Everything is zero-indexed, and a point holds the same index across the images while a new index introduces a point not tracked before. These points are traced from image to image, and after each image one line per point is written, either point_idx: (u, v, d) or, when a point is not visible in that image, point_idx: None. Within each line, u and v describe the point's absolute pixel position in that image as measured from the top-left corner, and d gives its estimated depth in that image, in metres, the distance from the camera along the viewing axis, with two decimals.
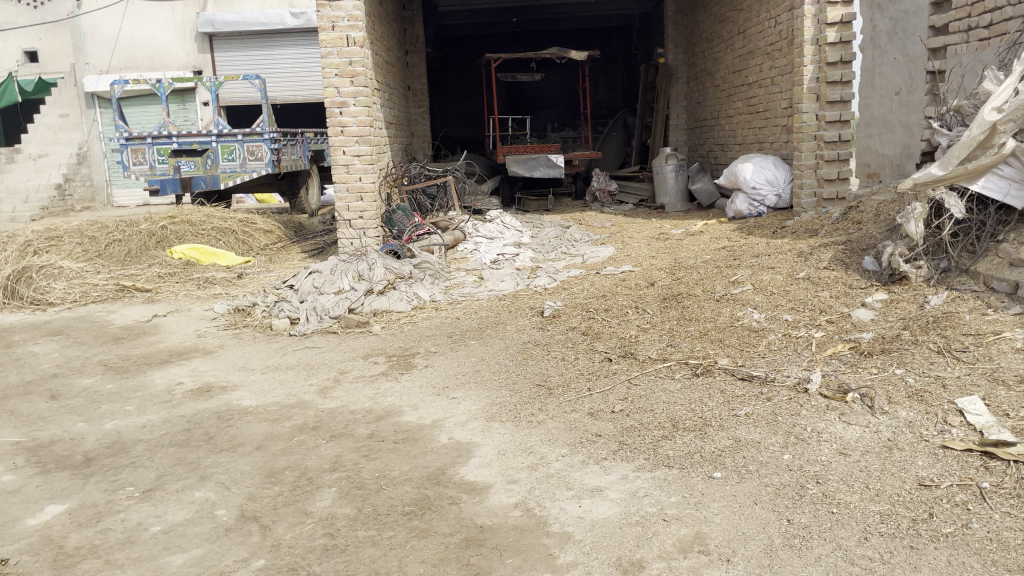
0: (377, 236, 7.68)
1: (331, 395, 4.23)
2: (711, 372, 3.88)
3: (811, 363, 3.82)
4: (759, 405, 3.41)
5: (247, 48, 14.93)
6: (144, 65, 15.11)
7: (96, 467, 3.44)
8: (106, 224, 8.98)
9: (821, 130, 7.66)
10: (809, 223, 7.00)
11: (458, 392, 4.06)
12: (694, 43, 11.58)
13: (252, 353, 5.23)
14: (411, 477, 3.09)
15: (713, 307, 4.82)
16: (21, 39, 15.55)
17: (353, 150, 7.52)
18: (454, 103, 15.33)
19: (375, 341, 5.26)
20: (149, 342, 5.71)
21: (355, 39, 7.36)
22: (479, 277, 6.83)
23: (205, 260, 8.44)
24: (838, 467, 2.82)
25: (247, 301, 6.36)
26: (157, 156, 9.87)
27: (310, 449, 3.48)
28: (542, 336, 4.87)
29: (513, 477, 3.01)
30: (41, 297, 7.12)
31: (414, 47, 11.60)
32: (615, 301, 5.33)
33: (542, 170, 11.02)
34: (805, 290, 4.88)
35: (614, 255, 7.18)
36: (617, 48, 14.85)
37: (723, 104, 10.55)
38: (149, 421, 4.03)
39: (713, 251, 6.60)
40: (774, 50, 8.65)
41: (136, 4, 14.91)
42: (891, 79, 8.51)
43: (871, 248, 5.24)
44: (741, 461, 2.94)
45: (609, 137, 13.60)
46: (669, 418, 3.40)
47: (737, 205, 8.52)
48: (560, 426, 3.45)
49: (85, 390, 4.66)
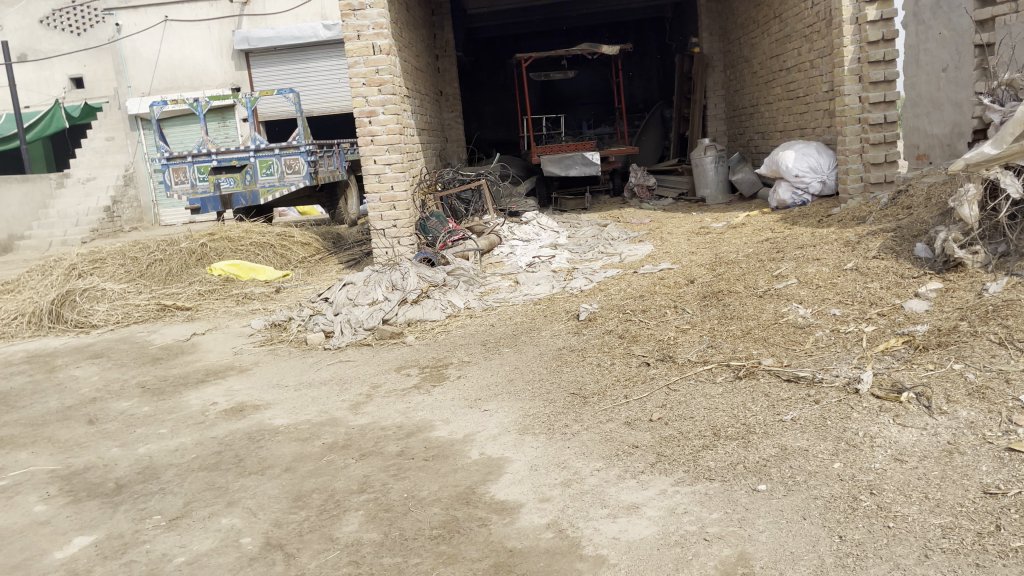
0: (411, 244, 7.60)
1: (363, 410, 4.14)
2: (754, 374, 3.68)
3: (862, 361, 3.60)
4: (806, 408, 3.20)
5: (282, 62, 15.05)
6: (184, 85, 15.35)
7: (126, 494, 3.40)
8: (148, 244, 9.08)
9: (865, 113, 7.33)
10: (856, 210, 6.71)
11: (490, 403, 3.94)
12: (729, 30, 11.28)
13: (287, 369, 5.18)
14: (440, 498, 2.97)
15: (756, 304, 4.61)
16: (66, 66, 15.91)
17: (384, 159, 7.45)
18: (486, 104, 15.23)
19: (409, 353, 5.16)
20: (186, 361, 5.71)
21: (381, 47, 7.29)
22: (514, 281, 6.70)
23: (243, 275, 8.47)
24: (894, 475, 2.61)
25: (283, 316, 6.33)
26: (198, 174, 9.98)
27: (339, 469, 3.38)
28: (578, 341, 4.72)
29: (546, 494, 2.87)
30: (85, 319, 7.21)
31: (445, 52, 11.51)
32: (653, 301, 5.14)
33: (578, 169, 10.85)
34: (854, 281, 4.63)
35: (653, 252, 6.98)
36: (651, 40, 14.61)
37: (761, 91, 10.25)
38: (181, 444, 3.99)
39: (755, 244, 6.36)
40: (813, 33, 8.34)
41: (173, 26, 15.10)
42: (938, 55, 8.14)
43: (924, 234, 4.97)
44: (788, 471, 2.75)
45: (646, 131, 13.35)
46: (710, 426, 3.21)
47: (780, 194, 8.23)
48: (595, 438, 3.30)
49: (121, 414, 4.65)
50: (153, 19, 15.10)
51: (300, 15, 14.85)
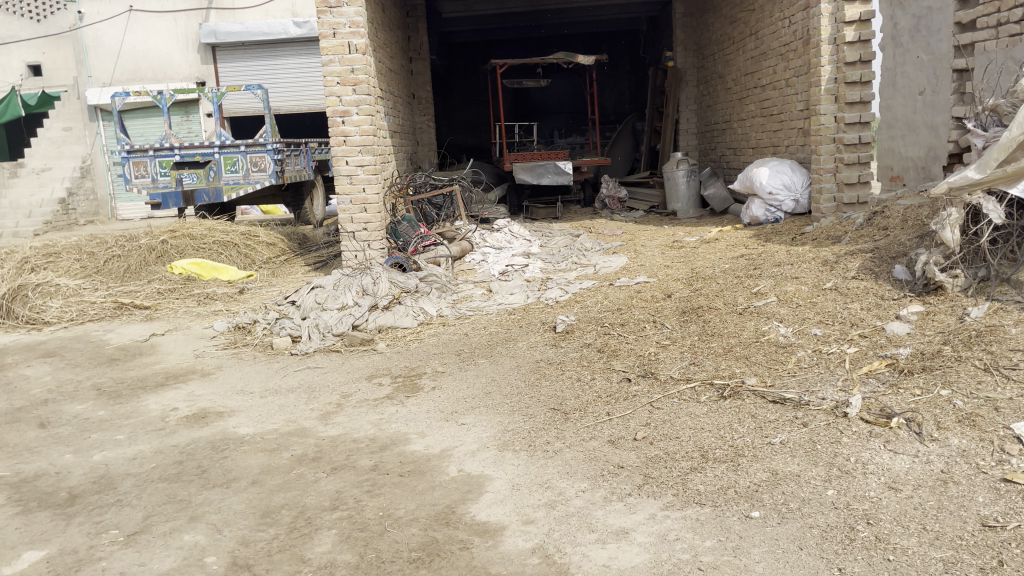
0: (382, 248, 7.43)
1: (333, 421, 3.98)
2: (739, 394, 3.60)
3: (848, 383, 3.55)
4: (795, 431, 3.14)
5: (250, 58, 14.73)
6: (147, 77, 14.94)
7: (80, 506, 3.19)
8: (106, 239, 8.77)
9: (841, 132, 7.36)
10: (830, 229, 6.73)
11: (467, 417, 3.81)
12: (704, 45, 11.33)
13: (252, 374, 4.99)
14: (418, 518, 2.83)
15: (737, 321, 4.55)
16: (25, 52, 15.27)
17: (357, 160, 7.28)
18: (458, 110, 15.11)
19: (380, 361, 5.00)
20: (146, 363, 5.48)
21: (357, 46, 7.12)
22: (488, 289, 6.59)
23: (206, 274, 8.22)
24: (890, 504, 2.55)
25: (247, 318, 6.12)
26: (159, 168, 9.69)
27: (310, 484, 3.22)
28: (556, 354, 4.62)
29: (530, 516, 2.76)
30: (37, 316, 6.90)
31: (419, 55, 11.37)
32: (631, 315, 5.07)
33: (550, 178, 10.80)
34: (834, 301, 4.61)
35: (628, 264, 6.92)
36: (624, 51, 14.64)
37: (735, 107, 10.29)
38: (140, 452, 3.78)
39: (731, 259, 6.34)
40: (789, 51, 8.39)
41: (138, 16, 14.76)
42: (914, 78, 8.23)
43: (903, 255, 4.97)
44: (781, 497, 2.68)
45: (618, 142, 13.35)
46: (697, 447, 3.13)
47: (753, 210, 8.25)
48: (578, 457, 3.19)
49: (76, 417, 4.42)
50: (118, 9, 14.77)
51: (270, 10, 14.56)
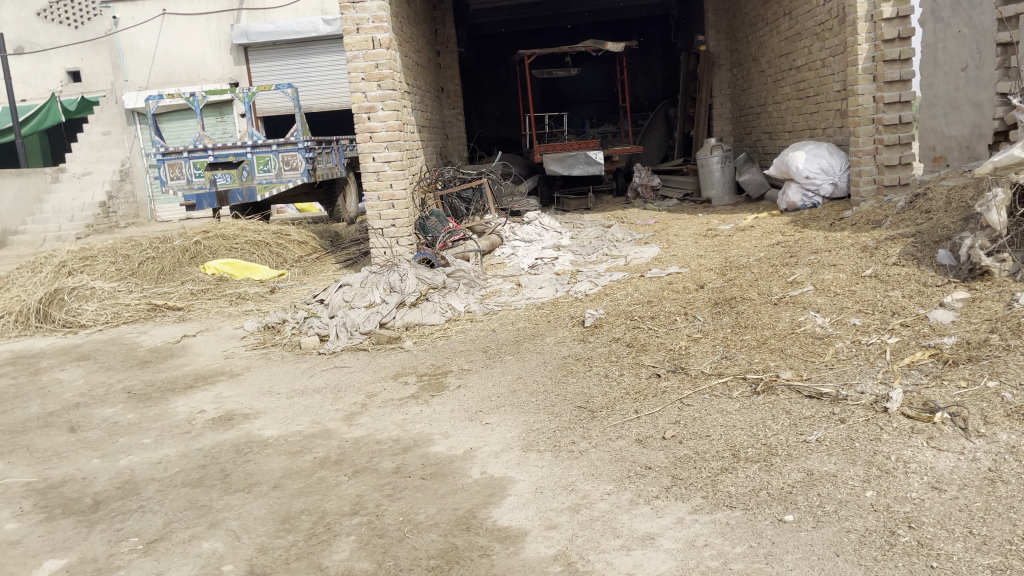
0: (410, 244, 7.37)
1: (357, 422, 3.92)
2: (773, 389, 3.46)
3: (888, 376, 3.38)
4: (832, 428, 2.99)
5: (281, 57, 14.78)
6: (182, 79, 15.12)
7: (103, 512, 3.18)
8: (140, 241, 8.84)
9: (880, 113, 7.10)
10: (870, 213, 6.49)
11: (492, 416, 3.72)
12: (736, 27, 11.06)
13: (279, 374, 4.97)
14: (438, 523, 2.76)
15: (771, 312, 4.39)
16: (63, 59, 15.76)
17: (383, 156, 7.22)
18: (488, 103, 15.02)
19: (407, 359, 4.95)
20: (176, 365, 5.50)
21: (381, 40, 7.06)
22: (517, 284, 6.49)
23: (238, 274, 8.25)
24: (933, 506, 2.41)
25: (276, 318, 6.11)
26: (193, 170, 9.74)
27: (331, 487, 3.17)
28: (584, 349, 4.51)
29: (553, 521, 2.66)
30: (73, 319, 6.99)
31: (446, 48, 11.28)
32: (662, 307, 4.93)
33: (580, 168, 10.63)
34: (874, 289, 4.42)
35: (660, 254, 6.77)
36: (655, 38, 14.39)
37: (770, 90, 10.03)
38: (165, 456, 3.77)
39: (767, 248, 6.15)
40: (824, 31, 8.13)
41: (171, 19, 14.89)
42: (956, 54, 7.91)
43: (947, 240, 4.76)
44: (816, 500, 2.54)
45: (650, 130, 13.15)
46: (729, 446, 3.00)
47: (789, 195, 8.00)
48: (604, 458, 3.08)
49: (105, 421, 4.43)
50: (151, 13, 14.88)
51: (301, 9, 14.58)
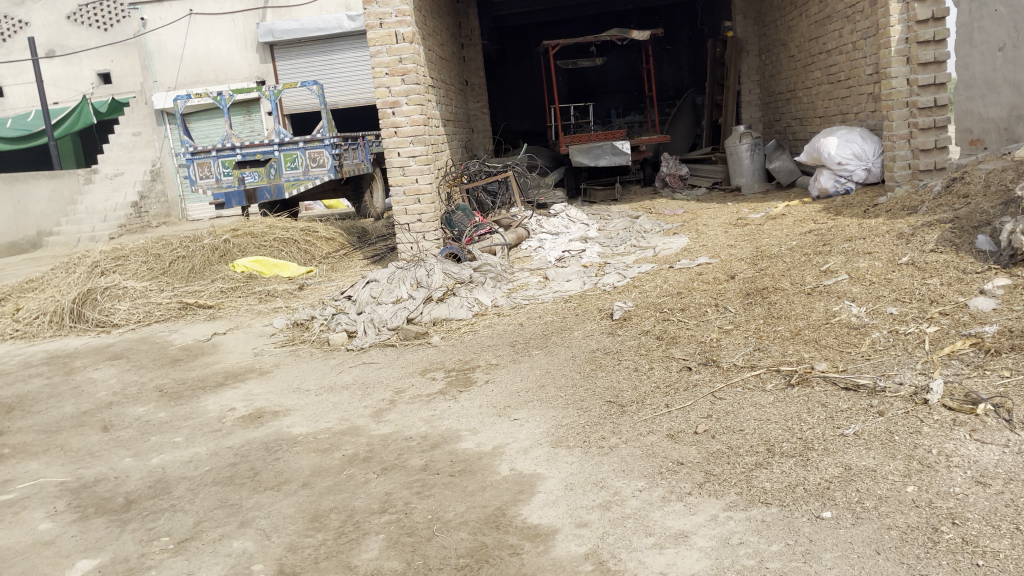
0: (436, 239, 7.34)
1: (386, 418, 3.91)
2: (808, 381, 3.38)
3: (927, 366, 3.29)
4: (870, 421, 2.91)
5: (306, 54, 14.83)
6: (209, 78, 15.25)
7: (135, 512, 3.19)
8: (170, 241, 8.93)
9: (914, 96, 6.93)
10: (905, 199, 6.34)
11: (521, 412, 3.68)
12: (764, 12, 10.88)
13: (308, 371, 4.97)
14: (467, 521, 2.73)
15: (805, 302, 4.29)
16: (94, 61, 15.95)
17: (408, 151, 7.20)
18: (513, 95, 14.95)
19: (434, 354, 4.93)
20: (206, 363, 5.54)
21: (404, 35, 7.03)
22: (544, 277, 6.44)
23: (267, 272, 8.29)
24: (978, 501, 2.32)
25: (305, 314, 6.12)
26: (222, 168, 9.81)
27: (360, 485, 3.15)
28: (613, 342, 4.45)
29: (583, 519, 2.61)
30: (106, 319, 7.06)
31: (470, 40, 11.22)
32: (692, 299, 4.85)
33: (607, 159, 10.54)
34: (911, 277, 4.30)
35: (689, 245, 6.67)
36: (682, 25, 14.20)
37: (799, 75, 9.85)
38: (196, 454, 3.78)
39: (799, 236, 6.04)
40: (856, 13, 7.95)
41: (198, 19, 15.01)
42: (993, 33, 7.70)
43: (986, 225, 4.62)
44: (854, 495, 2.47)
45: (677, 119, 12.99)
46: (763, 441, 2.93)
47: (821, 182, 7.83)
48: (635, 453, 3.03)
49: (137, 420, 4.47)
50: (178, 14, 15.02)
51: (325, 6, 14.62)
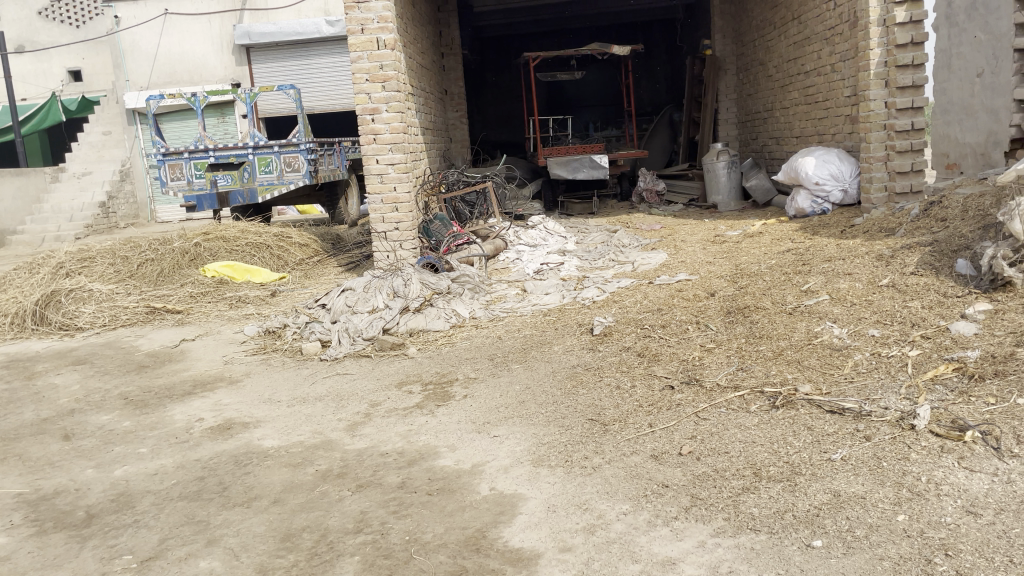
0: (413, 248, 7.24)
1: (361, 432, 3.80)
2: (793, 404, 3.33)
3: (912, 391, 3.26)
4: (857, 446, 2.87)
5: (283, 58, 14.67)
6: (183, 80, 15.01)
7: (96, 527, 3.05)
8: (139, 243, 8.72)
9: (891, 119, 6.99)
10: (882, 221, 6.37)
11: (500, 429, 3.60)
12: (743, 31, 10.95)
13: (280, 382, 4.84)
14: (447, 543, 2.63)
15: (787, 322, 4.27)
16: (64, 58, 15.69)
17: (387, 159, 7.10)
18: (491, 105, 14.92)
19: (410, 366, 4.83)
20: (174, 370, 5.38)
21: (386, 41, 6.94)
22: (522, 289, 6.37)
23: (238, 277, 8.12)
24: (969, 532, 2.28)
25: (277, 322, 5.99)
26: (194, 171, 9.63)
27: (334, 503, 3.04)
28: (593, 358, 4.38)
29: (567, 543, 2.54)
30: (70, 322, 6.86)
31: (451, 50, 11.17)
32: (673, 316, 4.81)
33: (585, 172, 10.52)
34: (892, 299, 4.30)
35: (668, 260, 6.65)
36: (660, 42, 14.31)
37: (777, 95, 9.92)
38: (162, 467, 3.64)
39: (778, 255, 6.04)
40: (835, 35, 8.02)
41: (173, 19, 14.78)
42: (971, 60, 7.81)
43: (965, 249, 4.64)
44: (844, 523, 2.42)
45: (654, 134, 13.04)
46: (750, 464, 2.87)
47: (798, 202, 7.89)
48: (618, 475, 2.96)
49: (100, 429, 4.30)
50: (153, 13, 14.78)
51: (303, 10, 14.48)
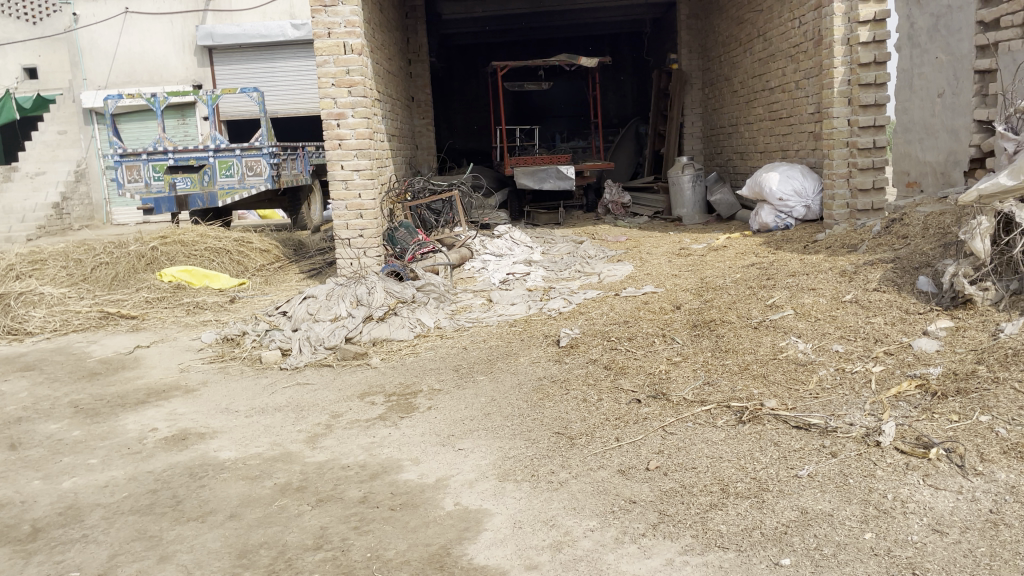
0: (377, 256, 7.14)
1: (321, 445, 3.70)
2: (759, 419, 3.33)
3: (877, 407, 3.28)
4: (824, 463, 2.87)
5: (247, 60, 14.46)
6: (143, 80, 14.71)
7: (42, 542, 2.92)
8: (93, 246, 8.48)
9: (854, 136, 7.09)
10: (844, 237, 6.45)
11: (465, 442, 3.53)
12: (709, 47, 11.07)
13: (238, 391, 4.71)
14: (410, 560, 2.56)
15: (752, 336, 4.27)
16: (20, 55, 15.16)
17: (352, 164, 7.01)
18: (458, 114, 14.88)
19: (373, 376, 4.74)
20: (128, 378, 5.21)
21: (353, 46, 6.86)
22: (488, 299, 6.32)
23: (196, 283, 7.93)
24: (936, 550, 2.28)
25: (236, 330, 5.85)
26: (153, 172, 9.41)
27: (293, 518, 2.95)
28: (559, 370, 4.35)
29: (533, 561, 2.48)
30: (19, 326, 6.63)
31: (418, 57, 11.10)
32: (640, 328, 4.79)
33: (551, 183, 10.51)
34: (855, 315, 4.34)
35: (633, 273, 6.65)
36: (627, 55, 14.42)
37: (742, 110, 10.03)
38: (112, 479, 3.51)
39: (742, 268, 6.08)
40: (799, 53, 8.14)
41: (134, 18, 14.51)
42: (933, 80, 7.97)
43: (926, 266, 4.70)
44: (812, 541, 2.41)
45: (620, 146, 13.09)
46: (717, 480, 2.85)
47: (762, 216, 7.98)
48: (585, 490, 2.91)
49: (48, 438, 4.14)
50: (114, 11, 14.52)
51: (268, 12, 14.29)
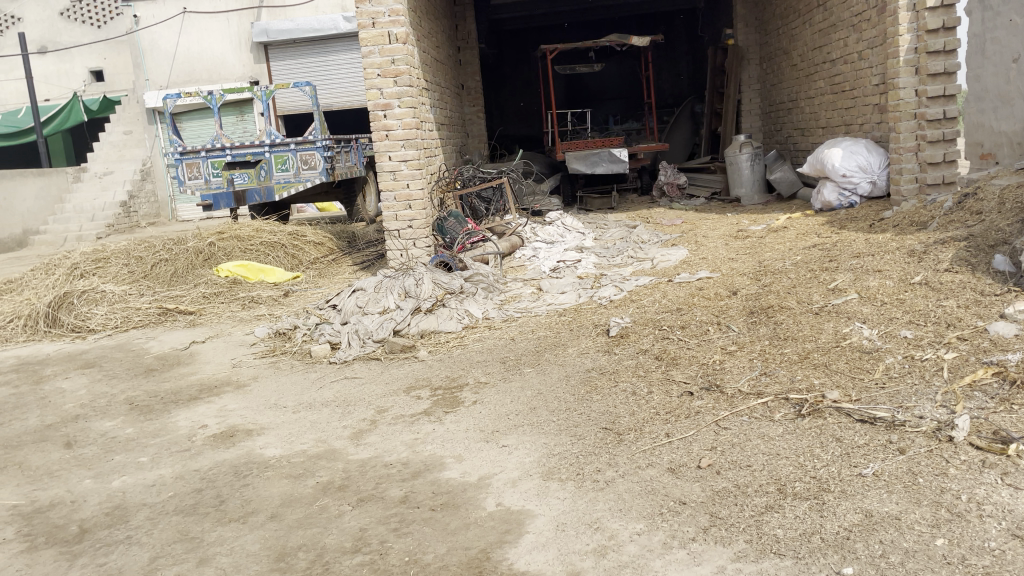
0: (427, 246, 7.09)
1: (365, 441, 3.65)
2: (820, 412, 3.12)
3: (949, 397, 3.04)
4: (890, 460, 2.67)
5: (301, 55, 14.61)
6: (202, 78, 14.96)
7: (87, 543, 2.93)
8: (154, 243, 8.65)
9: (922, 107, 6.71)
10: (913, 214, 6.10)
11: (510, 438, 3.43)
12: (766, 20, 10.68)
13: (287, 386, 4.70)
14: (448, 565, 2.47)
15: (812, 322, 4.05)
16: (86, 58, 15.88)
17: (399, 155, 6.95)
18: (510, 99, 14.76)
19: (421, 370, 4.67)
20: (182, 374, 5.26)
21: (397, 35, 6.78)
22: (538, 288, 6.20)
23: (252, 277, 8.00)
24: (1017, 558, 2.08)
25: (288, 323, 5.86)
26: (211, 169, 9.58)
27: (333, 519, 2.89)
28: (609, 361, 4.20)
29: (576, 567, 2.36)
30: (82, 323, 6.80)
31: (467, 43, 10.98)
32: (694, 316, 4.60)
33: (605, 166, 10.31)
34: (925, 297, 4.07)
35: (688, 257, 6.44)
36: (681, 32, 14.05)
37: (802, 85, 9.64)
38: (160, 477, 3.52)
39: (803, 250, 5.81)
40: (862, 21, 7.75)
41: (192, 17, 14.73)
42: (1007, 44, 7.51)
43: (1003, 244, 4.39)
44: (877, 548, 2.22)
45: (676, 126, 12.77)
46: (774, 480, 2.68)
47: (824, 194, 7.63)
48: (633, 490, 2.78)
49: (102, 436, 4.20)
50: (172, 11, 14.74)
51: (320, 7, 14.36)
